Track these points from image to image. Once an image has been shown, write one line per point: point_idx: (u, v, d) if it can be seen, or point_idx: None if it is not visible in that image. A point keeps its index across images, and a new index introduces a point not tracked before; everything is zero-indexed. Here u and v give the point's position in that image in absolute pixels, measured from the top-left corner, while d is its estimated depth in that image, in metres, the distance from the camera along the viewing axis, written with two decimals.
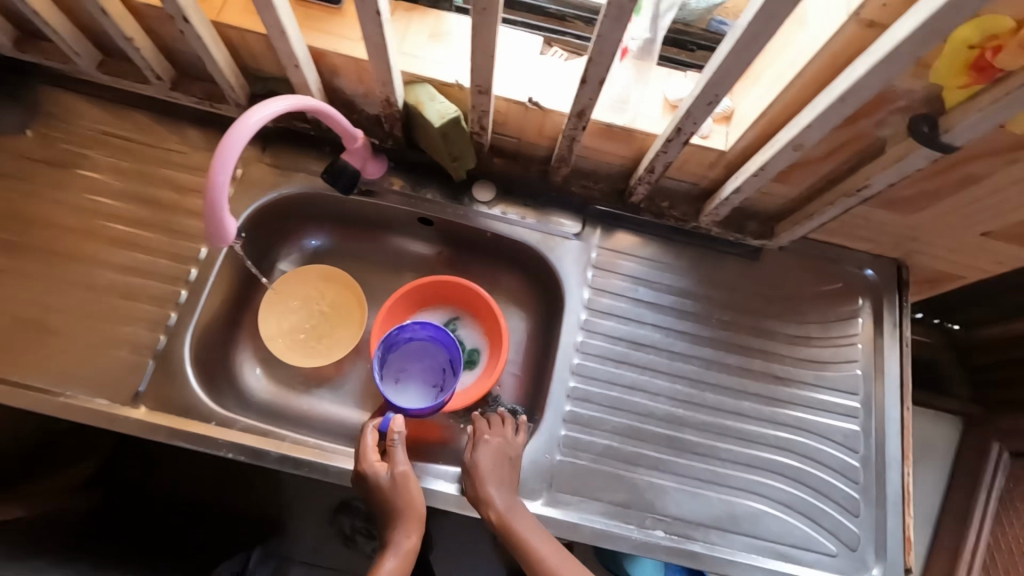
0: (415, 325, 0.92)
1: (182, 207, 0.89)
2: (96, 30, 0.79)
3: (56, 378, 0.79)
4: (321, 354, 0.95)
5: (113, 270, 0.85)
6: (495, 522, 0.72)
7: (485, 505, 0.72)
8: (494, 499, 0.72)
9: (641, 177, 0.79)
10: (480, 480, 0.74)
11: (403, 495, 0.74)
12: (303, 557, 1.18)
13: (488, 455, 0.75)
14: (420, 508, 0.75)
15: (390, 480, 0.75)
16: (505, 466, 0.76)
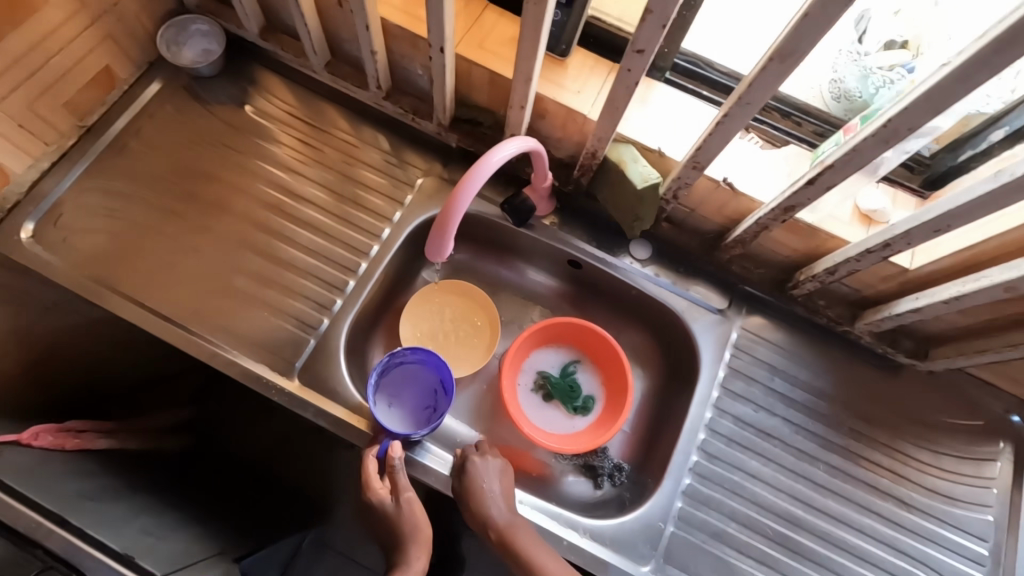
0: (408, 349, 0.90)
1: (360, 203, 0.96)
2: (340, 36, 0.87)
3: (227, 334, 0.86)
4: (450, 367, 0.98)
5: (291, 247, 0.92)
6: (497, 539, 0.75)
7: (486, 523, 0.76)
8: (494, 517, 0.76)
9: (814, 275, 0.80)
10: (477, 501, 0.77)
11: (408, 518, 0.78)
12: (340, 547, 1.33)
13: (482, 477, 0.78)
14: (426, 530, 0.79)
15: (396, 506, 0.79)
16: (500, 488, 0.79)
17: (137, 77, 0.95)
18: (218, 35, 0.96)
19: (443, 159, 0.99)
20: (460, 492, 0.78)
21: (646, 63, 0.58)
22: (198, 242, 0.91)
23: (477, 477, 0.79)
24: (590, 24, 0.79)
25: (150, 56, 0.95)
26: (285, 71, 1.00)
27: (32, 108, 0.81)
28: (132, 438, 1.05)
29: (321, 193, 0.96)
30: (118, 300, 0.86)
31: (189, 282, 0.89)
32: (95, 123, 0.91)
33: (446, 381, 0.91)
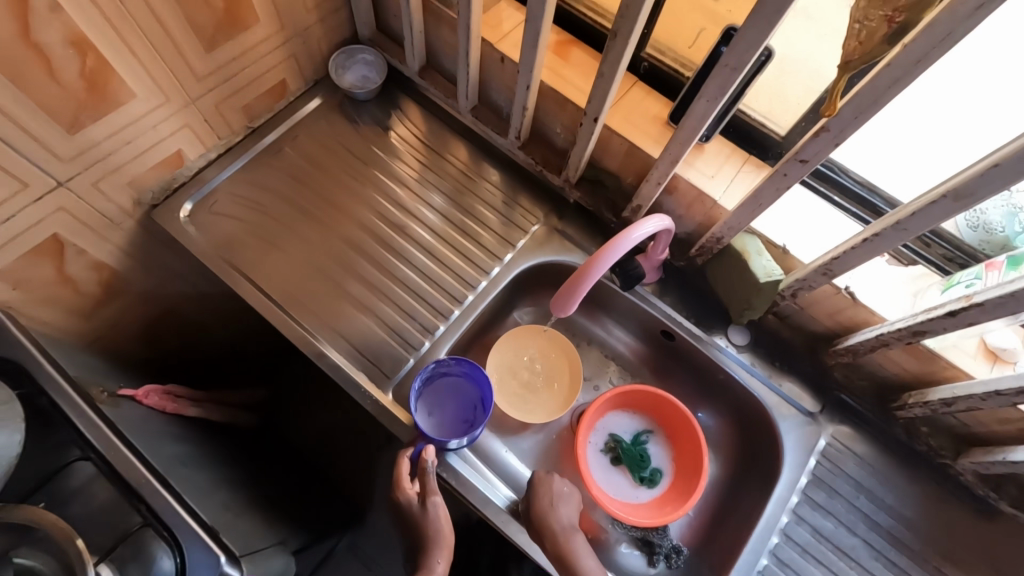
0: (451, 360, 0.91)
1: (474, 238, 1.01)
2: (494, 86, 0.95)
3: (336, 337, 0.92)
4: (526, 411, 0.99)
5: (406, 266, 0.98)
6: (554, 553, 0.78)
7: (545, 533, 0.80)
8: (556, 528, 0.80)
9: (927, 401, 0.79)
10: (542, 513, 0.81)
11: (431, 522, 0.80)
12: (364, 555, 1.32)
13: (548, 493, 0.84)
14: (449, 538, 0.81)
15: (421, 508, 0.82)
16: (565, 508, 0.84)
17: (303, 91, 1.05)
18: (380, 67, 1.06)
19: (558, 210, 1.03)
20: (530, 502, 0.84)
21: (805, 172, 0.60)
22: (325, 246, 0.99)
23: (548, 493, 0.85)
24: (735, 116, 0.83)
25: (318, 75, 1.06)
26: (429, 105, 1.08)
27: (219, 106, 0.91)
28: (217, 409, 1.12)
29: (441, 220, 1.02)
30: (246, 286, 0.93)
31: (312, 281, 0.96)
32: (260, 126, 1.01)
33: (485, 398, 0.92)
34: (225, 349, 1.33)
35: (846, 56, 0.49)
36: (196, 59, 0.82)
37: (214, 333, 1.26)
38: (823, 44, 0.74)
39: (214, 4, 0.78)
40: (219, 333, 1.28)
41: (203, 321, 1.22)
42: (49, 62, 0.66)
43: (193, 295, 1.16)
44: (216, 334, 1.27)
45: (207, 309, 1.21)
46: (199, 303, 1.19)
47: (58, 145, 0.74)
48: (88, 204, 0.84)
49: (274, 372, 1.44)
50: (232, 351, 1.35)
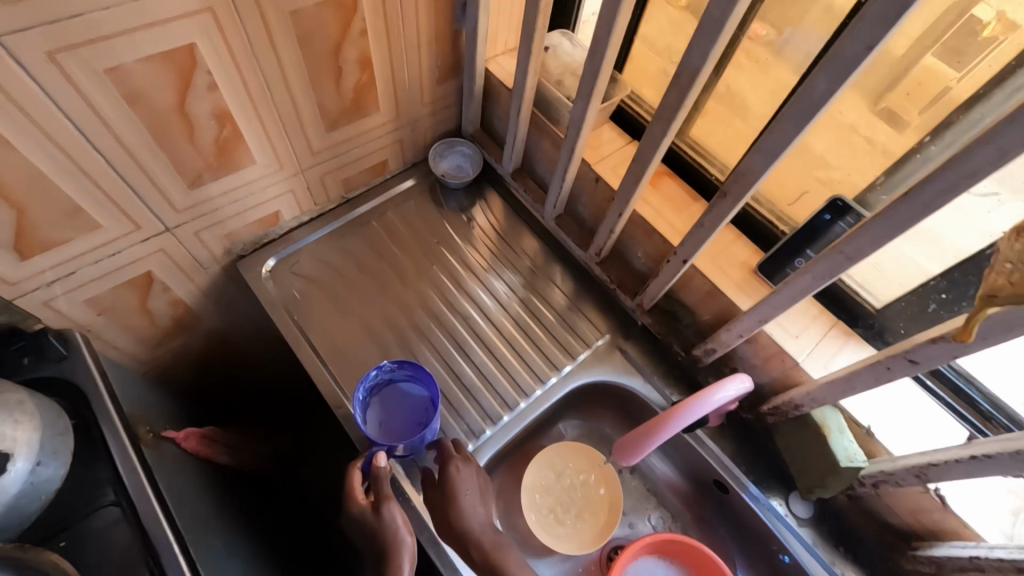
0: (394, 363, 0.88)
1: (536, 342, 0.99)
2: (583, 202, 0.96)
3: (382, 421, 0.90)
4: (557, 536, 0.93)
5: (460, 354, 0.97)
6: (483, 559, 0.76)
7: (461, 524, 0.78)
8: (477, 533, 0.78)
9: None
10: (458, 510, 0.79)
11: (382, 527, 0.76)
12: None
13: (464, 489, 0.81)
14: (408, 542, 0.75)
15: (375, 515, 0.77)
16: (477, 499, 0.81)
17: (400, 171, 1.11)
18: (476, 162, 1.10)
19: (625, 329, 1.01)
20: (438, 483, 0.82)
21: (914, 371, 0.57)
22: (388, 321, 0.99)
23: (458, 470, 0.82)
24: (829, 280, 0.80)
25: (417, 159, 1.11)
26: (511, 198, 1.12)
27: (323, 178, 0.97)
28: (246, 453, 1.09)
29: (496, 307, 1.02)
30: (305, 350, 0.94)
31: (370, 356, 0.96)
32: (354, 197, 1.06)
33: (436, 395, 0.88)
34: (270, 375, 1.32)
35: (991, 289, 0.47)
36: (315, 137, 0.88)
37: (261, 361, 1.27)
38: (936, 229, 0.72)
39: (344, 94, 0.84)
40: (264, 370, 1.30)
41: (253, 358, 1.25)
42: (192, 129, 0.72)
43: (251, 336, 1.19)
44: (261, 363, 1.28)
45: (260, 350, 1.24)
46: (255, 345, 1.22)
47: (177, 196, 0.79)
48: (186, 248, 0.88)
49: (307, 411, 1.36)
50: (275, 381, 1.34)
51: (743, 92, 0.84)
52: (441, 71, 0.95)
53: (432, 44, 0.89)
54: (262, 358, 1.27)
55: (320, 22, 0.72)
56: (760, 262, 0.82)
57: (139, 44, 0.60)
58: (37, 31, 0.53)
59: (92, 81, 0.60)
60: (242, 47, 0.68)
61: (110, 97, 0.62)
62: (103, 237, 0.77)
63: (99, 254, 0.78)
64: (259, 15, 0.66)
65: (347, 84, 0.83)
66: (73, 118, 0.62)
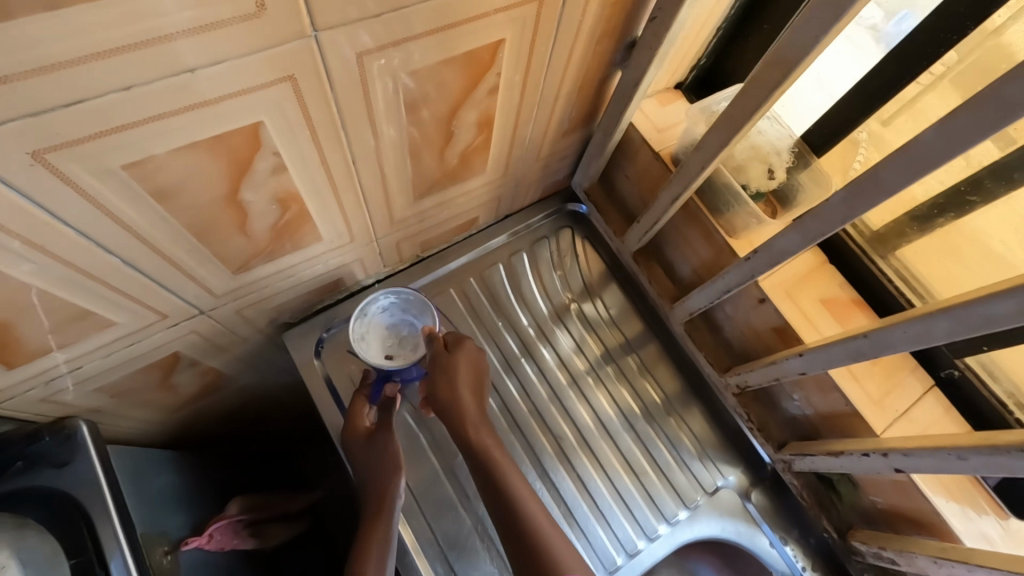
0: (394, 301, 0.73)
1: (639, 473, 0.80)
2: (729, 314, 0.74)
3: (458, 553, 0.73)
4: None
5: (523, 446, 0.79)
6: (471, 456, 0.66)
7: (451, 411, 0.67)
8: (467, 415, 0.67)
9: None
10: (441, 396, 0.67)
11: (380, 448, 0.69)
12: None
13: (444, 377, 0.67)
14: (397, 487, 0.68)
15: (371, 446, 0.70)
16: (468, 379, 0.68)
17: (490, 224, 0.88)
18: (422, 304, 0.73)
19: (750, 470, 0.81)
20: (435, 382, 0.67)
21: None
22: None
23: (444, 365, 0.67)
24: None
25: (511, 210, 0.89)
26: (607, 251, 0.91)
27: (399, 242, 0.75)
28: (275, 534, 0.94)
29: (563, 375, 0.84)
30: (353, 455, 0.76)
31: (413, 431, 0.78)
32: (431, 256, 0.85)
33: None
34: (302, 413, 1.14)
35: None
36: (401, 206, 0.66)
37: (288, 403, 1.07)
38: None
39: (449, 160, 0.61)
40: (296, 406, 1.12)
41: (287, 401, 1.06)
42: (245, 218, 0.51)
43: (290, 386, 1.01)
44: (293, 403, 1.09)
45: (297, 395, 1.06)
46: (291, 394, 1.04)
47: (216, 283, 0.59)
48: (223, 326, 0.69)
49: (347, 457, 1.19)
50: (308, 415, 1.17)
51: (1001, 226, 0.60)
52: (570, 121, 0.71)
53: (572, 93, 0.64)
54: (297, 399, 1.08)
55: (440, 82, 0.49)
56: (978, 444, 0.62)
57: (174, 132, 0.38)
58: (11, 128, 0.31)
59: (102, 179, 0.38)
60: (329, 119, 0.46)
61: (131, 194, 0.41)
62: (117, 332, 0.57)
63: (113, 347, 0.59)
64: (358, 79, 0.43)
65: (456, 148, 0.60)
66: (70, 222, 0.41)
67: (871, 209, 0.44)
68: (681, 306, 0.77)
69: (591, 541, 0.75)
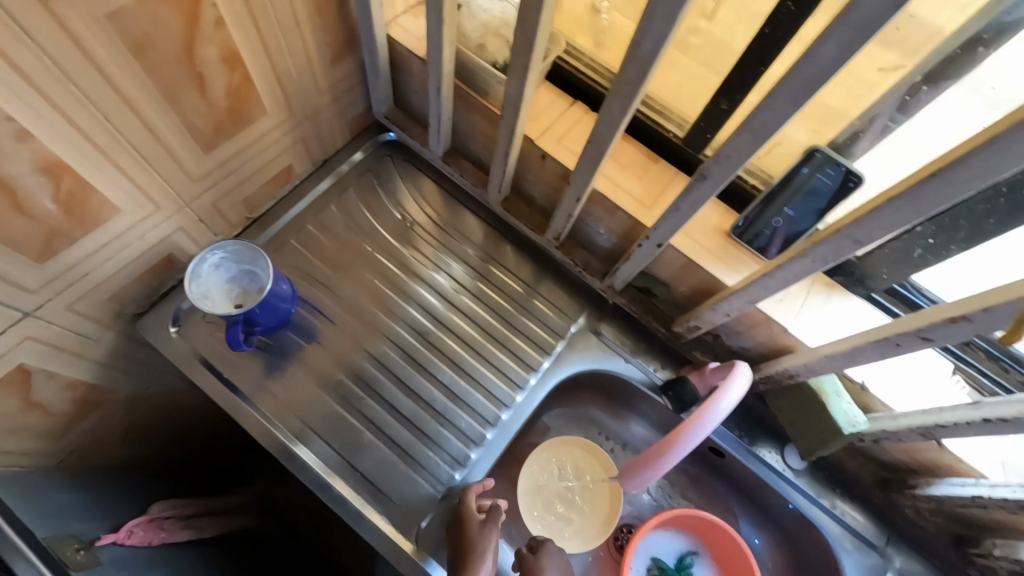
0: (224, 255, 0.77)
1: (506, 343, 0.90)
2: (530, 180, 0.85)
3: (361, 454, 0.81)
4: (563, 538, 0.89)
5: (399, 354, 0.88)
6: None
7: None
8: None
9: (1017, 558, 0.70)
10: None
11: (490, 534, 0.74)
12: None
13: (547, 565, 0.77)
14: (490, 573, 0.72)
15: (482, 527, 0.75)
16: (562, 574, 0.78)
17: (311, 173, 0.94)
18: (253, 252, 0.78)
19: (597, 309, 0.93)
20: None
21: (922, 348, 0.53)
22: (316, 335, 0.89)
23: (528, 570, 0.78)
24: None
25: (326, 155, 0.94)
26: (430, 167, 0.99)
27: (216, 204, 0.79)
28: (212, 524, 0.97)
29: (428, 291, 0.93)
30: (242, 410, 0.82)
31: (296, 373, 0.86)
32: (262, 215, 0.90)
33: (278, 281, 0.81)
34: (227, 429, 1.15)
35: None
36: (193, 163, 0.70)
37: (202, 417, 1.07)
38: (944, 135, 0.61)
39: (215, 104, 0.66)
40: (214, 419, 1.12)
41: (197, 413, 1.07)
42: (16, 195, 0.54)
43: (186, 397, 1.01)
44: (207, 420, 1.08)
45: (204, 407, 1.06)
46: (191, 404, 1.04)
47: (27, 276, 0.61)
48: (63, 327, 0.71)
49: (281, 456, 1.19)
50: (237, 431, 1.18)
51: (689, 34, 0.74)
52: (332, 49, 0.77)
53: (314, 17, 0.71)
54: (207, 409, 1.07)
55: (155, 22, 0.53)
56: (732, 225, 0.74)
57: None
58: None
59: None
60: (54, 77, 0.50)
61: None
62: None
63: None
64: (62, 30, 0.47)
65: (217, 90, 0.65)
66: None
67: (537, 31, 0.54)
68: (493, 175, 0.83)
69: (476, 408, 0.86)
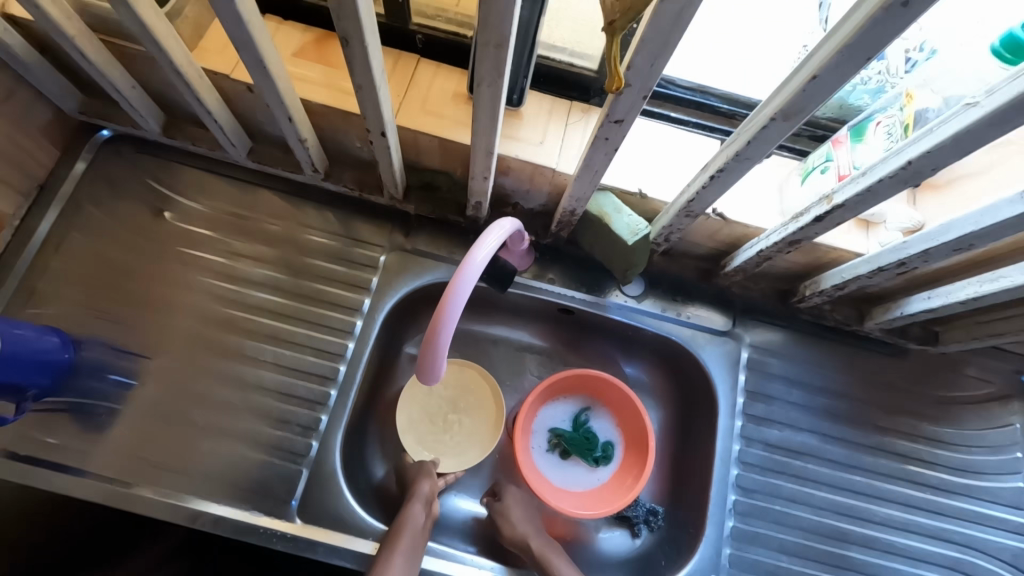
0: None
1: (323, 296, 0.85)
2: (260, 120, 0.77)
3: (210, 464, 0.76)
4: (465, 456, 0.89)
5: (213, 354, 0.81)
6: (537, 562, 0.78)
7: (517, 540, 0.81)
8: (516, 522, 0.82)
9: (822, 289, 0.76)
10: (510, 521, 0.82)
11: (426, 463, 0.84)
12: None
13: (512, 505, 0.84)
14: (428, 487, 0.80)
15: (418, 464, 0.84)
16: (528, 510, 0.84)
17: (29, 205, 0.82)
18: None
19: (402, 225, 0.88)
20: (500, 527, 0.81)
21: (625, 131, 0.51)
22: (127, 373, 0.80)
23: (500, 511, 0.83)
24: (539, 64, 0.72)
25: (38, 179, 0.82)
26: (166, 149, 0.88)
27: None
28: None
29: (218, 278, 0.84)
30: (63, 480, 0.73)
31: (105, 418, 0.77)
32: None
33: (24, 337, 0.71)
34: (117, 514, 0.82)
35: (607, 16, 0.38)
36: None
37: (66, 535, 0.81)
38: None
39: None
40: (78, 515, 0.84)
41: (46, 519, 0.80)
42: None
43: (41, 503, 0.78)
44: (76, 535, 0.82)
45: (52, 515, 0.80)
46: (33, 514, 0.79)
47: None
48: None
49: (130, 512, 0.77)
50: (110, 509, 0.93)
51: None
52: None
53: None
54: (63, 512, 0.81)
55: None
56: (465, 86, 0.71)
57: None
58: None
59: None
60: None
61: None
62: None
63: None
64: None
65: None
66: None
67: None
68: (214, 129, 0.74)
69: (313, 371, 0.82)
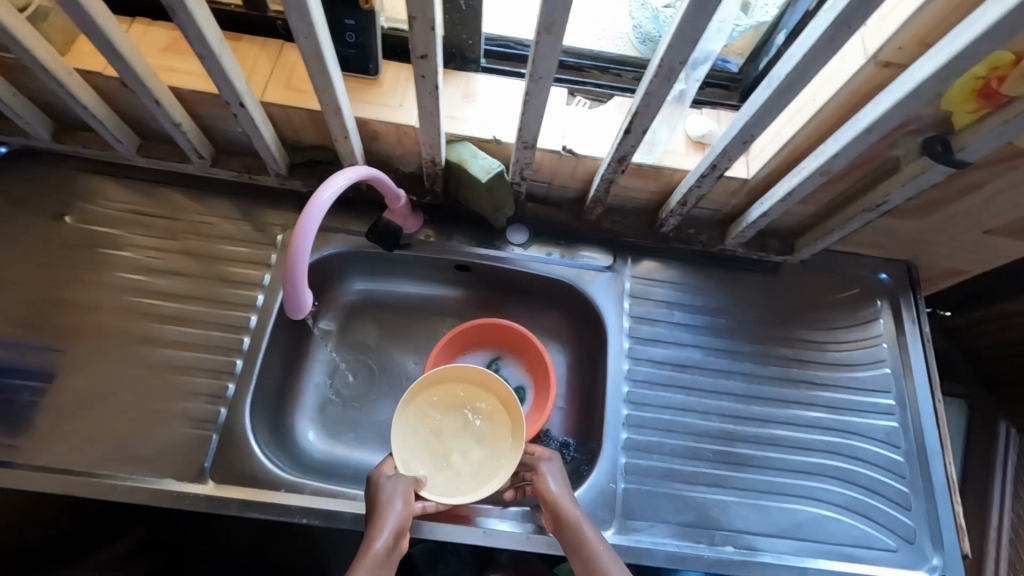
0: None
1: (226, 276, 0.90)
2: (143, 115, 0.83)
3: (122, 442, 0.80)
4: (456, 493, 0.78)
5: (122, 341, 0.85)
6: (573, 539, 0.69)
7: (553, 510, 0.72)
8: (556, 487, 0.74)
9: (672, 209, 0.84)
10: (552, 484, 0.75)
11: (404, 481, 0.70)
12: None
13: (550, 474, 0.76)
14: (402, 518, 0.66)
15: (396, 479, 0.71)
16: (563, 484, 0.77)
17: None
18: None
19: (297, 204, 0.94)
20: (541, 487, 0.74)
21: (434, 66, 0.58)
22: (37, 366, 0.83)
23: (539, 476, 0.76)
24: (390, 37, 0.80)
25: None
26: (64, 158, 0.92)
27: None
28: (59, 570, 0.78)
29: (122, 270, 0.89)
30: None
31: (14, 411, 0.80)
32: None
33: None
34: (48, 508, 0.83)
35: None
36: None
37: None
38: None
39: None
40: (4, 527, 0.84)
41: None
42: None
43: None
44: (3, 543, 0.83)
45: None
46: None
47: None
48: None
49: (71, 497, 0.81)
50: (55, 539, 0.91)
51: None
52: None
53: None
54: None
55: None
56: None
57: None
58: None
59: None
60: None
61: None
62: None
63: None
64: None
65: None
66: None
67: None
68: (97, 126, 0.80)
69: (219, 345, 0.86)
